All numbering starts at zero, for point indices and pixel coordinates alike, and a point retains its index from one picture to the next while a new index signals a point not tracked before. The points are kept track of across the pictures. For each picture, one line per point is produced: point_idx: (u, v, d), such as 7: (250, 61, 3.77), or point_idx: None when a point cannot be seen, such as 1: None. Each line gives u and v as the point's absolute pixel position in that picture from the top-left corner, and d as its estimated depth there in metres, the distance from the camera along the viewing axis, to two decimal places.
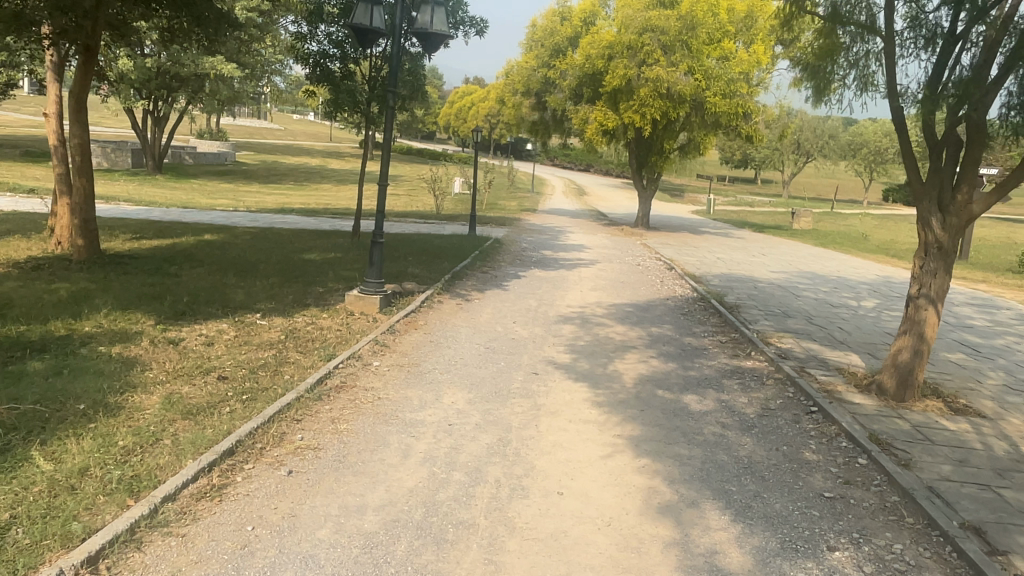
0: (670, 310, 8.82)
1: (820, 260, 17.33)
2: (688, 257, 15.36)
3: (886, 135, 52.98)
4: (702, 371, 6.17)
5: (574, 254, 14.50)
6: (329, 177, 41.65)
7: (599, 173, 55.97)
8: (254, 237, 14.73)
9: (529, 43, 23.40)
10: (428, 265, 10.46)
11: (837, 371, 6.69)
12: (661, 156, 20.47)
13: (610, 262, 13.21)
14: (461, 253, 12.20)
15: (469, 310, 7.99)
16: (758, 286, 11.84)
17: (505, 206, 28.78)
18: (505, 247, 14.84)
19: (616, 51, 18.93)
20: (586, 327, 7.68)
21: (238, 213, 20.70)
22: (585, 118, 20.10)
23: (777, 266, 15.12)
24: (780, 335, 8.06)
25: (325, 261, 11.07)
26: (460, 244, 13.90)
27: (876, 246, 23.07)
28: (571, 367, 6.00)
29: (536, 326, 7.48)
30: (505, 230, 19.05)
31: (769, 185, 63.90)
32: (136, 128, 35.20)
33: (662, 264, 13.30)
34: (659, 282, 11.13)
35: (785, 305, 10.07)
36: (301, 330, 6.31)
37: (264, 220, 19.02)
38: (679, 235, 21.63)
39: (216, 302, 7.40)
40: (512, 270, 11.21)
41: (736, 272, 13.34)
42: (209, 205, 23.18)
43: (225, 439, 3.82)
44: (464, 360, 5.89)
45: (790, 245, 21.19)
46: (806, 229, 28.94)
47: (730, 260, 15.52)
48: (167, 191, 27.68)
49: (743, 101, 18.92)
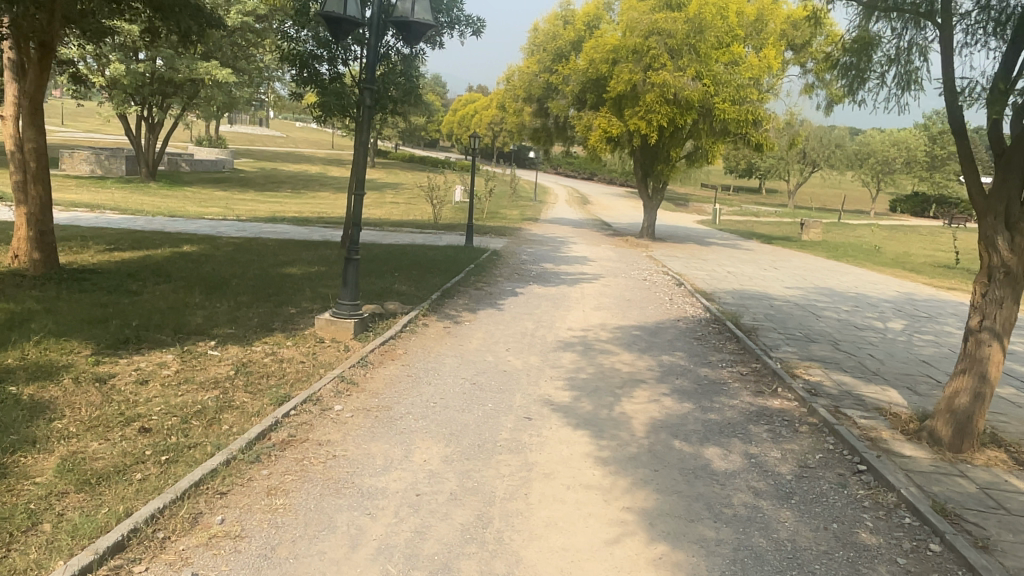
0: (681, 335, 7.92)
1: (836, 274, 16.43)
2: (697, 271, 14.48)
3: (893, 144, 52.08)
4: (723, 413, 5.27)
5: (576, 267, 13.63)
6: (328, 185, 40.86)
7: (603, 182, 55.18)
8: (237, 248, 13.87)
9: (530, 48, 22.59)
10: (416, 281, 9.57)
11: (877, 411, 5.80)
12: (667, 164, 19.64)
13: (615, 277, 12.31)
14: (454, 267, 11.33)
15: (457, 334, 7.11)
16: (774, 304, 10.94)
17: (507, 215, 27.96)
18: (503, 259, 13.96)
19: (621, 55, 18.13)
20: (588, 354, 6.78)
21: (226, 221, 19.87)
22: (588, 125, 19.31)
23: (792, 281, 14.22)
24: (806, 364, 7.15)
25: (305, 276, 10.19)
26: (454, 256, 13.03)
27: (891, 259, 22.15)
28: (569, 408, 5.10)
29: (531, 353, 6.60)
30: (505, 240, 18.21)
31: (775, 195, 63.04)
32: (129, 134, 34.43)
33: (671, 279, 12.41)
34: (669, 300, 10.24)
35: (807, 327, 9.17)
36: (257, 364, 5.44)
37: (253, 229, 18.20)
38: (686, 247, 20.76)
39: (168, 327, 6.52)
40: (508, 286, 10.33)
41: (749, 289, 12.43)
42: (197, 214, 22.34)
43: (119, 526, 2.96)
44: (444, 401, 5.00)
45: (802, 258, 20.29)
46: (815, 240, 28.03)
47: (741, 274, 14.64)
48: (158, 199, 26.88)
49: (753, 108, 18.02)
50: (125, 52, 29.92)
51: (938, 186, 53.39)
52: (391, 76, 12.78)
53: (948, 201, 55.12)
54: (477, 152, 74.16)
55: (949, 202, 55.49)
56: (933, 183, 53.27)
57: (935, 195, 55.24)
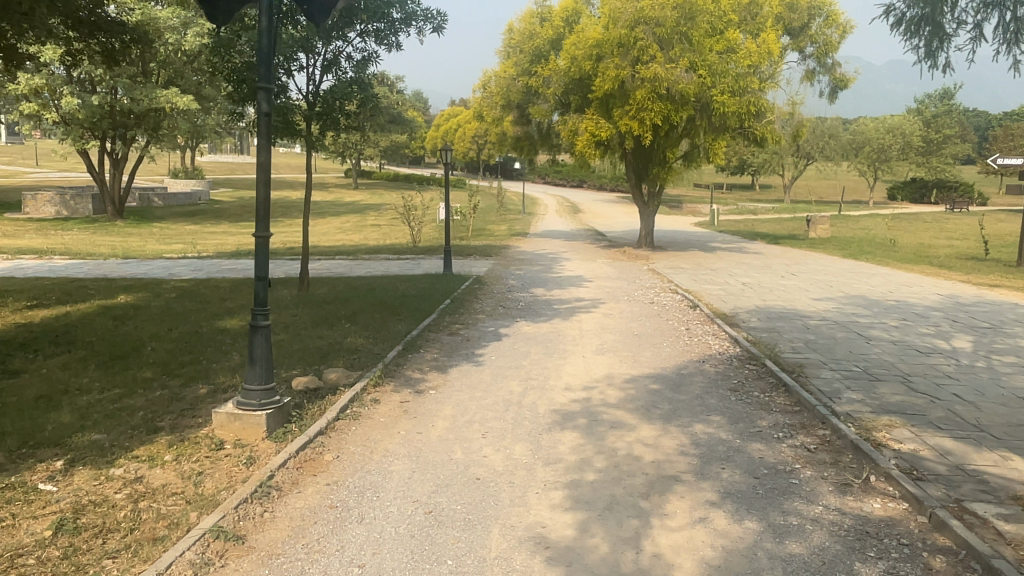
0: (712, 386, 6.14)
1: (861, 277, 14.70)
2: (709, 286, 12.73)
3: (888, 131, 50.72)
4: (808, 540, 3.46)
5: (571, 291, 11.86)
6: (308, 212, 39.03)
7: (593, 189, 53.63)
8: (180, 295, 12.08)
9: (506, 50, 20.83)
10: (374, 331, 7.75)
11: (1016, 502, 4.01)
12: (663, 167, 17.94)
13: (616, 301, 10.56)
14: (427, 305, 9.53)
15: (417, 410, 5.28)
16: (810, 325, 9.19)
17: (494, 231, 26.23)
18: (487, 286, 12.18)
19: (605, 51, 16.44)
20: (594, 431, 4.96)
21: (183, 260, 18.04)
22: (573, 130, 17.59)
23: (817, 290, 12.45)
24: (885, 423, 5.35)
25: (243, 330, 8.38)
26: (429, 289, 11.18)
27: (910, 254, 20.44)
28: (574, 554, 3.28)
29: (517, 436, 4.80)
30: (490, 262, 16.45)
31: (769, 191, 61.48)
32: (91, 171, 32.54)
33: (681, 300, 10.64)
34: (686, 330, 8.45)
35: (861, 358, 7.39)
36: (101, 506, 3.62)
37: (211, 268, 16.39)
38: (688, 255, 19.07)
39: (11, 438, 4.70)
40: (491, 326, 8.55)
41: (774, 306, 10.63)
42: (155, 252, 20.50)
43: None
44: (378, 560, 3.18)
45: (816, 259, 18.57)
46: (824, 237, 26.30)
47: (759, 286, 12.91)
48: (120, 238, 25.11)
49: (754, 99, 16.39)
50: (79, 85, 28.21)
51: (935, 171, 53.17)
52: (344, 84, 11.01)
53: (948, 185, 53.70)
54: (462, 166, 72.51)
55: (948, 185, 54.15)
56: (931, 169, 52.89)
57: (933, 179, 53.81)
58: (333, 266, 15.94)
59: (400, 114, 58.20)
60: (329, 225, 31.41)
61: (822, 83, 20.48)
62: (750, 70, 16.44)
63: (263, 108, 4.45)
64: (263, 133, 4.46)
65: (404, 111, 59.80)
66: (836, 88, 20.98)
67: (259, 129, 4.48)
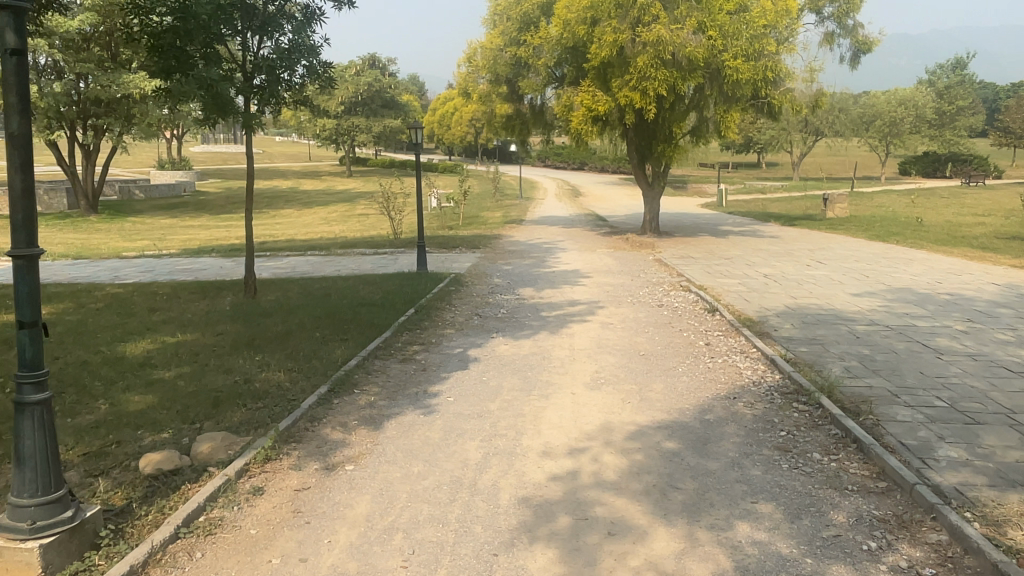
0: (755, 444, 4.34)
1: (898, 264, 12.88)
2: (726, 280, 10.94)
3: (899, 104, 48.58)
4: None
5: (565, 291, 10.06)
6: (294, 202, 37.09)
7: (595, 171, 51.62)
8: (107, 304, 10.32)
9: (492, 19, 18.74)
10: (302, 360, 5.96)
11: None
12: (669, 144, 16.05)
13: (617, 304, 8.77)
14: (384, 316, 7.74)
15: (317, 507, 3.49)
16: (858, 334, 7.38)
17: (487, 218, 24.37)
18: (466, 287, 10.37)
19: (601, 13, 14.53)
20: (582, 546, 3.15)
21: (137, 259, 16.18)
22: (568, 105, 15.70)
23: (853, 284, 10.59)
24: (1020, 510, 3.53)
25: (144, 358, 6.61)
26: (394, 292, 9.36)
27: (941, 234, 18.52)
28: None
29: (458, 562, 3.03)
30: (476, 255, 14.65)
31: (776, 170, 59.40)
32: (62, 163, 30.55)
33: (696, 301, 8.83)
34: (706, 346, 6.65)
35: (943, 387, 5.57)
36: None
37: (163, 268, 14.59)
38: (698, 241, 17.23)
39: None
40: (459, 346, 6.76)
41: (809, 307, 8.78)
42: (114, 251, 18.69)
43: None
44: None
45: (840, 243, 16.69)
46: (842, 217, 24.41)
47: (785, 278, 11.09)
48: (86, 235, 23.26)
49: (771, 64, 14.52)
50: (42, 71, 26.03)
51: (949, 144, 50.96)
52: (283, 50, 9.22)
53: (962, 158, 51.47)
54: (459, 150, 70.34)
55: (963, 159, 51.92)
56: (944, 142, 50.65)
57: (947, 152, 51.55)
58: (300, 264, 14.17)
59: (393, 97, 56.02)
60: (312, 216, 29.59)
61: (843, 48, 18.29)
62: (765, 30, 14.55)
63: (8, 44, 2.71)
64: (10, 82, 2.71)
65: (397, 94, 57.62)
66: (859, 52, 18.78)
67: (4, 78, 2.75)
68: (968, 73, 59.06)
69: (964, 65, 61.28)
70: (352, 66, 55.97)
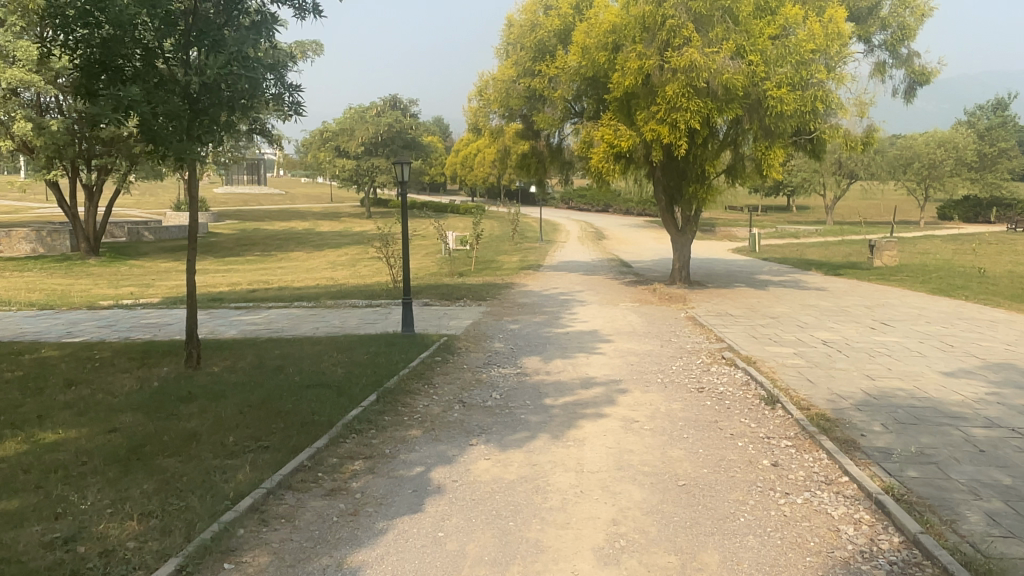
0: None
1: (981, 327, 10.74)
2: (778, 349, 8.90)
3: (939, 145, 46.30)
4: None
5: (577, 363, 8.09)
6: (307, 245, 35.77)
7: (619, 213, 49.95)
8: (24, 372, 8.57)
9: (505, 48, 17.07)
10: (178, 496, 4.06)
11: None
12: (701, 184, 14.15)
13: (642, 388, 6.77)
14: (332, 406, 5.81)
15: None
16: (983, 445, 5.28)
17: (502, 264, 22.61)
18: (456, 355, 8.45)
19: (625, 38, 12.84)
20: None
21: (106, 311, 14.54)
22: (587, 141, 13.96)
23: (939, 358, 8.46)
24: None
25: None
26: (361, 365, 7.46)
27: (1014, 288, 16.25)
28: None
29: None
30: (480, 310, 12.79)
31: (808, 213, 57.29)
32: (63, 205, 29.31)
33: (746, 386, 6.81)
34: (772, 465, 4.65)
35: None
36: None
37: (126, 323, 12.89)
38: (735, 293, 15.25)
39: None
40: (420, 459, 4.80)
41: (895, 395, 6.71)
42: (91, 298, 17.11)
43: None
44: None
45: (900, 296, 14.55)
46: (891, 266, 22.23)
47: (850, 348, 9.03)
48: (74, 280, 21.85)
49: (820, 94, 12.64)
50: (39, 109, 24.91)
51: (991, 188, 48.48)
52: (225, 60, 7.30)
53: (1005, 202, 48.86)
54: (481, 191, 69.17)
55: (1007, 203, 49.33)
56: (986, 185, 48.20)
57: (988, 197, 49.00)
58: (277, 319, 12.39)
59: (415, 139, 55.18)
60: (319, 260, 28.06)
61: (898, 80, 16.31)
62: (814, 56, 12.68)
63: None
64: None
65: (418, 135, 56.69)
66: (915, 84, 16.77)
67: None
68: (1008, 114, 56.73)
69: (1005, 106, 58.97)
70: (373, 107, 55.35)
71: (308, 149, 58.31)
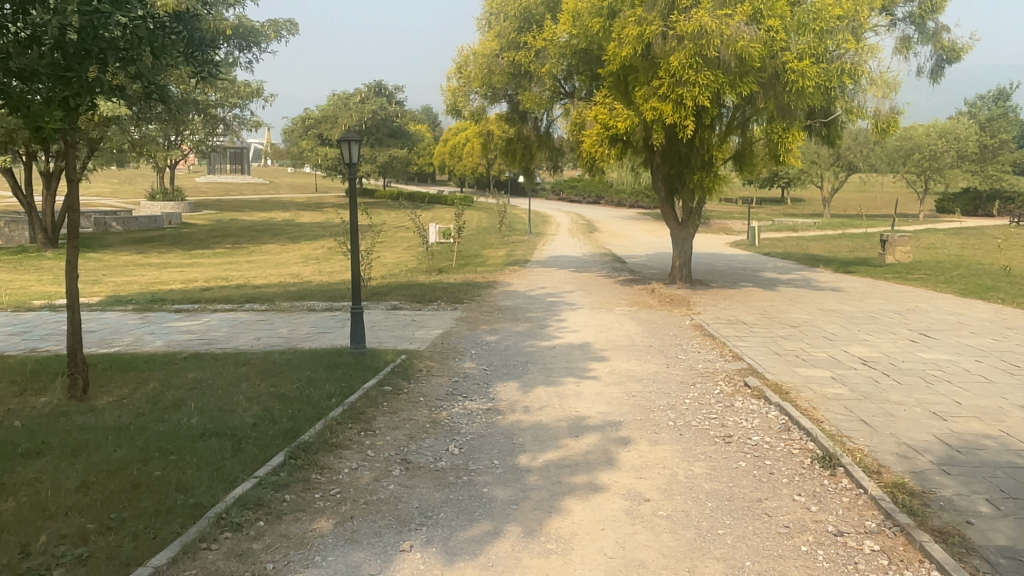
0: None
1: None
2: (812, 373, 7.21)
3: (940, 135, 44.70)
4: None
5: (563, 393, 6.40)
6: (283, 236, 33.94)
7: (611, 205, 48.26)
8: None
9: (486, 20, 15.29)
10: None
11: None
12: (708, 172, 12.41)
13: (649, 437, 5.07)
14: (213, 477, 4.08)
15: None
16: None
17: (487, 259, 20.88)
18: (412, 380, 6.72)
19: (622, 2, 11.13)
20: None
21: (28, 314, 12.70)
22: (579, 123, 12.25)
23: (1013, 387, 6.81)
24: None
25: None
26: (285, 401, 5.73)
27: None
28: None
29: None
30: (453, 315, 11.05)
31: (805, 205, 55.76)
32: (18, 193, 27.23)
33: (787, 435, 5.11)
34: None
35: None
36: None
37: (43, 330, 11.08)
38: (742, 294, 13.61)
39: None
40: None
41: (985, 447, 5.05)
42: (23, 298, 15.24)
43: None
44: None
45: (929, 299, 12.90)
46: (904, 262, 20.65)
47: (898, 371, 7.36)
48: (17, 275, 19.92)
49: (846, 66, 10.97)
50: None
51: (992, 180, 46.94)
52: None
53: (1006, 195, 47.51)
54: (470, 182, 67.40)
55: (1008, 196, 47.89)
56: (986, 177, 46.73)
57: (989, 189, 47.59)
58: (218, 326, 10.63)
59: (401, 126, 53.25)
60: (293, 253, 26.23)
61: (924, 56, 14.61)
62: (840, 23, 11.01)
63: None
64: None
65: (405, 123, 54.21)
66: (943, 62, 15.10)
67: None
68: (1009, 105, 55.31)
69: (1006, 97, 57.52)
70: (358, 94, 53.42)
71: (291, 137, 56.31)
